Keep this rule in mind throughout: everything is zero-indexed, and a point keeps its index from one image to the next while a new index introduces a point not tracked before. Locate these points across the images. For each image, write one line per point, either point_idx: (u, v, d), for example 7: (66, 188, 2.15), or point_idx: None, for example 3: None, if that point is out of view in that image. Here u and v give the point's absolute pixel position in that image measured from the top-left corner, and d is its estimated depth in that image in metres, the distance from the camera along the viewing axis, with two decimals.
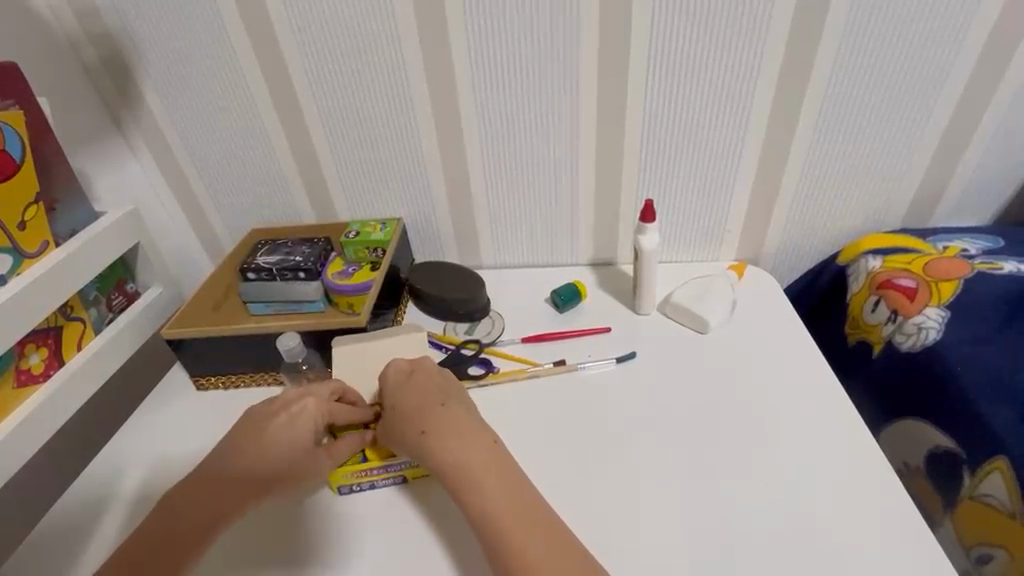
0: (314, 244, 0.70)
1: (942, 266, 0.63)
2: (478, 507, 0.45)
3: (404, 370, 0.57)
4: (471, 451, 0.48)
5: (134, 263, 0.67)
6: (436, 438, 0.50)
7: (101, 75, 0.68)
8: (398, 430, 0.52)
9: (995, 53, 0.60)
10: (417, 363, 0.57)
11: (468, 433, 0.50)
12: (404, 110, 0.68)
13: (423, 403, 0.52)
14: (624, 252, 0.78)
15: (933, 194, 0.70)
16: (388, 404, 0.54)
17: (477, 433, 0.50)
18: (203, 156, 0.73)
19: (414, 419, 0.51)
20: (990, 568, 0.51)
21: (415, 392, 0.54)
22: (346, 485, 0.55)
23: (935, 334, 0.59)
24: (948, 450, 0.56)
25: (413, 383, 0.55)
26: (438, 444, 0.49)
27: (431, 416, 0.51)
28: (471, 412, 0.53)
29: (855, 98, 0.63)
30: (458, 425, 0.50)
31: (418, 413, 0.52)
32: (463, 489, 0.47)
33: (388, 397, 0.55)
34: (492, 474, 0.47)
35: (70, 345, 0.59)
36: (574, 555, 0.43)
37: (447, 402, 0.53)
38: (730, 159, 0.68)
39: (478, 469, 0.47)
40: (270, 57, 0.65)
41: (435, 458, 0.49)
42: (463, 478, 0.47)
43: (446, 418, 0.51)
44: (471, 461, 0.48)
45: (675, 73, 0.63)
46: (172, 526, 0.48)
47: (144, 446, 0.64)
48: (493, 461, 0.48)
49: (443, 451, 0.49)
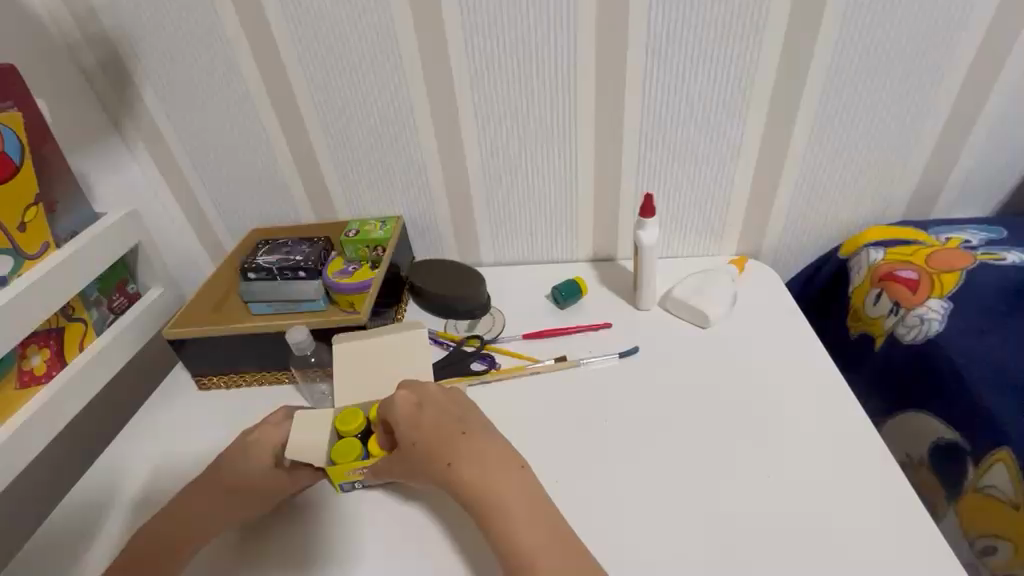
0: (314, 244, 0.70)
1: (944, 257, 0.62)
2: (507, 539, 0.44)
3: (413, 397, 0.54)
4: (499, 479, 0.47)
5: (135, 264, 0.67)
6: (463, 468, 0.48)
7: (99, 77, 0.68)
8: (420, 462, 0.50)
9: (995, 43, 0.60)
10: (423, 390, 0.54)
11: (494, 459, 0.48)
12: (403, 109, 0.68)
13: (443, 433, 0.50)
14: (623, 248, 0.78)
15: (934, 186, 0.70)
16: (404, 436, 0.51)
17: (502, 459, 0.49)
18: (203, 159, 0.73)
19: (437, 449, 0.49)
20: (994, 560, 0.51)
21: (432, 421, 0.51)
22: (347, 482, 0.55)
23: (937, 325, 0.58)
24: (953, 442, 0.56)
25: (427, 411, 0.52)
26: (465, 476, 0.48)
27: (455, 446, 0.49)
28: (492, 436, 0.51)
29: (856, 90, 0.63)
30: (483, 454, 0.49)
31: (438, 444, 0.50)
32: (493, 522, 0.45)
33: (402, 429, 0.52)
34: (521, 503, 0.46)
35: (72, 346, 0.59)
36: (575, 555, 0.43)
37: (467, 428, 0.51)
38: (729, 153, 0.68)
39: (508, 497, 0.46)
40: (267, 58, 0.65)
41: (462, 490, 0.47)
42: (491, 509, 0.46)
43: (470, 446, 0.49)
44: (499, 489, 0.46)
45: (673, 68, 0.63)
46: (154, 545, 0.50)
47: (147, 446, 0.64)
48: (521, 488, 0.47)
49: (471, 483, 0.47)
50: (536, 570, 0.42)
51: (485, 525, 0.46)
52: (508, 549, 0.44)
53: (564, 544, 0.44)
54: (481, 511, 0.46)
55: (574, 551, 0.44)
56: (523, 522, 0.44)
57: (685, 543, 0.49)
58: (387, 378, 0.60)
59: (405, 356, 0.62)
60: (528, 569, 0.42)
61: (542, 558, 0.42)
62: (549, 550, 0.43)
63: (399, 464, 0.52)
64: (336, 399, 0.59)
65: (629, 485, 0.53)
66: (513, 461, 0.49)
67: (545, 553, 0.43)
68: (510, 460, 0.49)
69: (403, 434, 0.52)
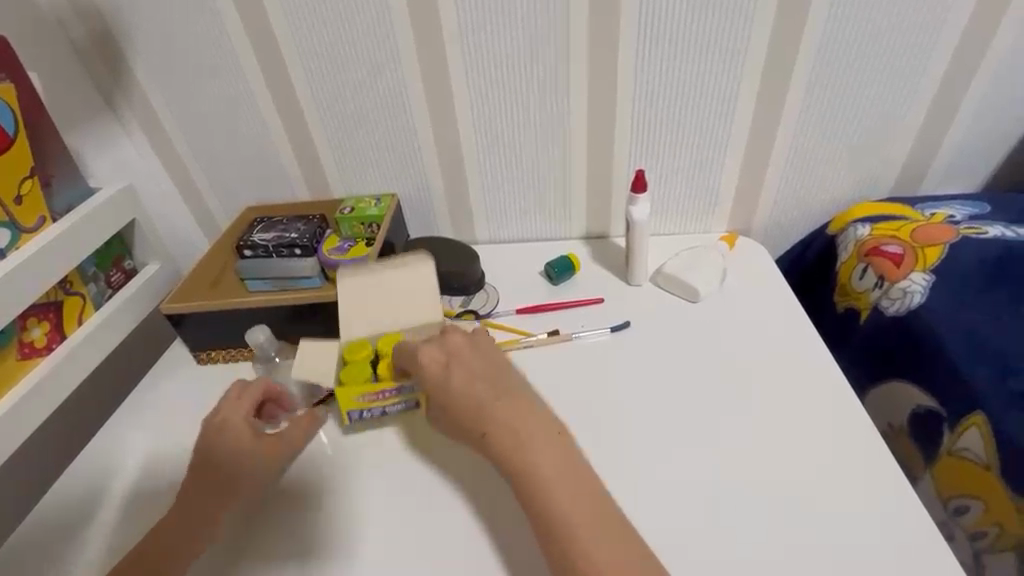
0: (309, 222, 0.70)
1: (928, 231, 0.63)
2: (544, 514, 0.44)
3: (441, 358, 0.54)
4: (534, 450, 0.46)
5: (131, 240, 0.68)
6: (500, 438, 0.48)
7: (90, 54, 0.67)
8: (458, 429, 0.51)
9: (984, 20, 0.60)
10: (449, 346, 0.55)
11: (529, 431, 0.48)
12: (396, 88, 0.68)
13: (475, 400, 0.50)
14: (616, 226, 0.79)
15: (922, 162, 0.71)
16: (437, 400, 0.52)
17: (537, 426, 0.48)
18: (198, 139, 0.73)
19: (472, 420, 0.50)
20: (965, 518, 0.54)
21: (461, 386, 0.51)
22: (357, 411, 0.58)
23: (919, 297, 0.59)
24: (930, 410, 0.58)
25: (456, 375, 0.52)
26: (500, 447, 0.48)
27: (488, 415, 0.49)
28: (523, 401, 0.50)
29: (845, 70, 0.63)
30: (518, 423, 0.48)
31: (472, 414, 0.50)
32: (530, 493, 0.45)
33: (431, 390, 0.53)
34: (561, 477, 0.45)
35: (71, 319, 0.60)
36: (618, 529, 0.43)
37: (500, 395, 0.50)
38: (721, 130, 0.68)
39: (544, 466, 0.46)
40: (260, 35, 0.65)
41: (499, 459, 0.47)
42: (528, 480, 0.45)
43: (505, 415, 0.49)
44: (539, 464, 0.46)
45: (664, 46, 0.63)
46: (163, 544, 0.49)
47: (149, 419, 0.66)
48: (559, 458, 0.46)
49: (505, 454, 0.47)
50: (578, 544, 0.42)
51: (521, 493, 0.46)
52: (545, 522, 0.43)
53: (604, 520, 0.43)
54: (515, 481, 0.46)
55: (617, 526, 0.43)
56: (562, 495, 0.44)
57: (674, 516, 0.50)
58: (392, 312, 0.64)
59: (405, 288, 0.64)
60: (567, 548, 0.42)
61: (579, 534, 0.42)
62: (581, 524, 0.43)
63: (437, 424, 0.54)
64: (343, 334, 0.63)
65: (617, 453, 0.55)
66: (549, 428, 0.48)
67: (581, 526, 0.43)
68: (551, 430, 0.48)
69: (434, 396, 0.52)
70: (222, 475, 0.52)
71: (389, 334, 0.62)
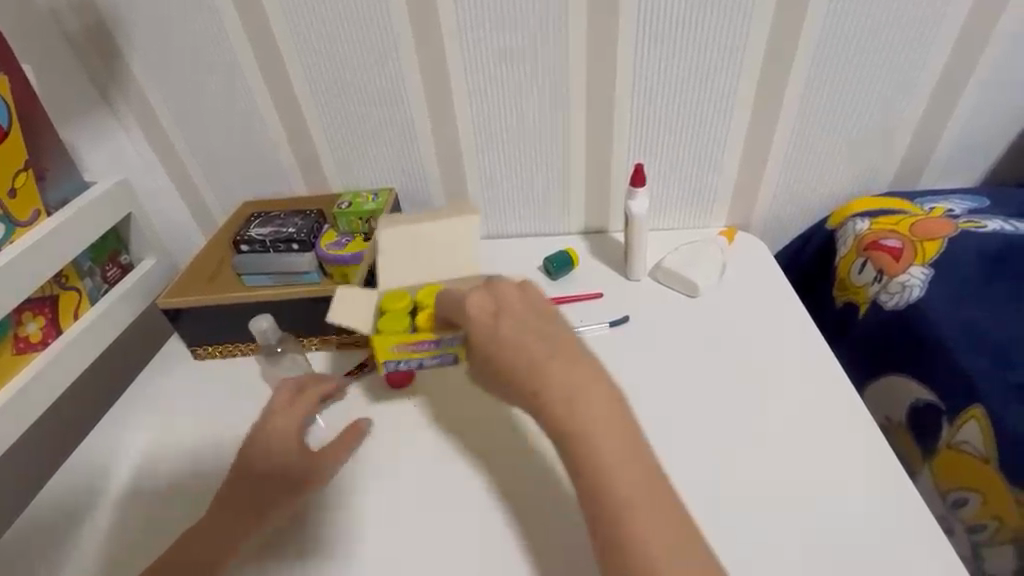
0: (306, 217, 0.70)
1: (927, 225, 0.63)
2: (599, 492, 0.38)
3: (489, 308, 0.47)
4: (591, 420, 0.40)
5: (127, 235, 0.67)
6: (553, 401, 0.41)
7: (84, 46, 0.66)
8: (503, 384, 0.45)
9: (984, 13, 0.60)
10: (494, 293, 0.49)
11: (584, 394, 0.41)
12: (394, 80, 0.67)
13: (528, 356, 0.43)
14: (615, 221, 0.79)
15: (921, 157, 0.71)
16: (481, 353, 0.46)
17: (592, 391, 0.42)
18: (194, 132, 0.72)
19: (521, 377, 0.43)
20: (964, 511, 0.54)
21: (509, 341, 0.45)
22: (393, 360, 0.57)
23: (918, 291, 0.59)
24: (929, 403, 0.57)
25: (505, 328, 0.46)
26: (553, 410, 0.41)
27: (541, 374, 0.42)
28: (583, 362, 0.43)
29: (846, 63, 0.63)
30: (578, 387, 0.41)
31: (521, 372, 0.43)
32: (583, 464, 0.40)
33: (475, 341, 0.47)
34: (618, 454, 0.39)
35: (67, 314, 0.60)
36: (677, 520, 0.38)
37: (556, 352, 0.43)
38: (720, 124, 0.68)
39: (602, 440, 0.39)
40: (256, 26, 0.64)
41: (551, 422, 0.41)
42: (583, 450, 0.40)
43: (561, 375, 0.42)
44: (597, 438, 0.39)
45: (665, 38, 0.62)
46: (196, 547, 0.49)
47: (146, 416, 0.66)
48: (621, 432, 0.40)
49: (558, 418, 0.41)
50: (633, 529, 0.37)
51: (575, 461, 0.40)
52: (599, 499, 0.38)
53: (663, 509, 0.38)
54: (566, 449, 0.41)
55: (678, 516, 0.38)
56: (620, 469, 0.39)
57: None
58: (432, 266, 0.64)
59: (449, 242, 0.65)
60: (621, 531, 0.37)
61: (636, 518, 0.37)
62: (639, 508, 0.38)
63: (479, 379, 0.48)
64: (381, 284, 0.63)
65: None
66: (610, 397, 0.41)
67: (639, 511, 0.37)
68: (613, 399, 0.41)
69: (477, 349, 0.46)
70: (264, 488, 0.50)
71: (427, 286, 0.61)
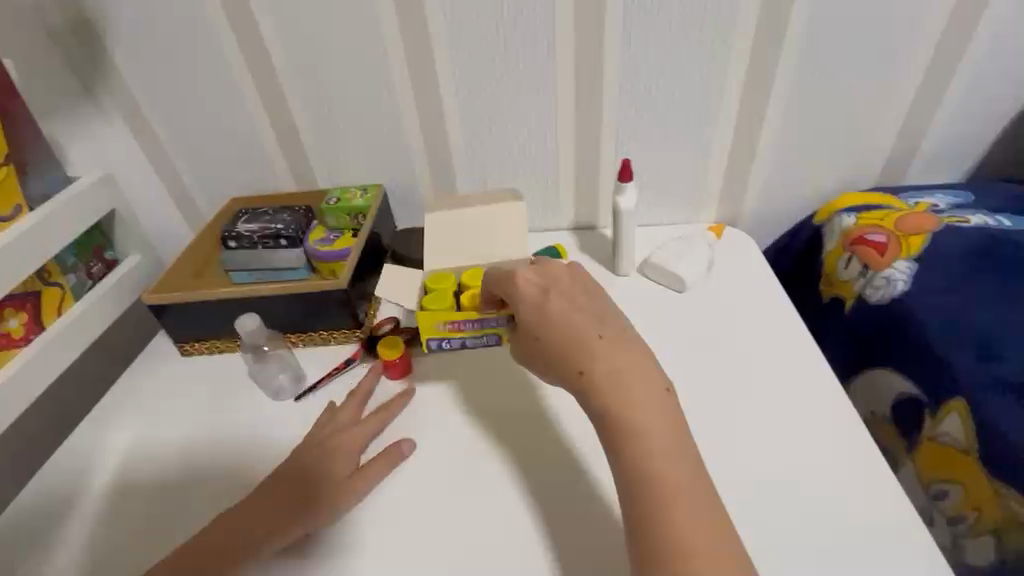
0: (295, 213, 0.70)
1: (913, 220, 0.63)
2: (637, 461, 0.43)
3: (538, 287, 0.53)
4: (635, 399, 0.45)
5: (112, 230, 0.67)
6: (598, 377, 0.46)
7: (67, 40, 0.66)
8: (550, 362, 0.50)
9: (967, 8, 0.60)
10: (552, 277, 0.53)
11: (631, 377, 0.46)
12: (382, 75, 0.67)
13: (575, 338, 0.48)
14: (604, 216, 0.79)
15: (907, 152, 0.71)
16: (532, 331, 0.51)
17: (643, 377, 0.46)
18: (181, 127, 0.72)
19: (569, 355, 0.48)
20: (945, 504, 0.54)
21: (558, 322, 0.50)
22: (436, 338, 0.61)
23: (902, 285, 0.60)
24: (913, 396, 0.58)
25: (554, 309, 0.50)
26: (598, 386, 0.46)
27: (589, 353, 0.47)
28: (625, 344, 0.48)
29: (833, 58, 0.63)
30: (623, 366, 0.46)
31: (569, 351, 0.48)
32: (624, 436, 0.44)
33: (525, 320, 0.52)
34: (659, 433, 0.44)
35: (50, 310, 0.59)
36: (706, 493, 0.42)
37: (603, 332, 0.49)
38: (708, 119, 0.68)
39: (644, 416, 0.44)
40: (242, 21, 0.64)
41: (595, 397, 0.46)
42: (623, 423, 0.44)
43: (607, 354, 0.47)
44: (640, 414, 0.44)
45: (653, 33, 0.62)
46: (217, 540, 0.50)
47: (131, 412, 0.66)
48: (661, 412, 0.45)
49: (604, 393, 0.46)
50: (670, 497, 0.41)
51: (611, 434, 0.45)
52: (637, 469, 0.43)
53: (695, 480, 0.42)
54: (609, 423, 0.45)
55: (706, 501, 0.42)
56: (657, 453, 0.43)
57: None
58: (477, 249, 0.66)
59: (491, 228, 0.68)
60: (655, 497, 0.42)
61: (670, 486, 0.42)
62: (673, 479, 0.42)
63: (526, 357, 0.53)
64: (427, 267, 0.65)
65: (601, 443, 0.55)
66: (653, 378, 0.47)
67: (675, 480, 0.42)
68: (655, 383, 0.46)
69: (527, 328, 0.51)
70: (303, 491, 0.52)
71: (473, 269, 0.63)
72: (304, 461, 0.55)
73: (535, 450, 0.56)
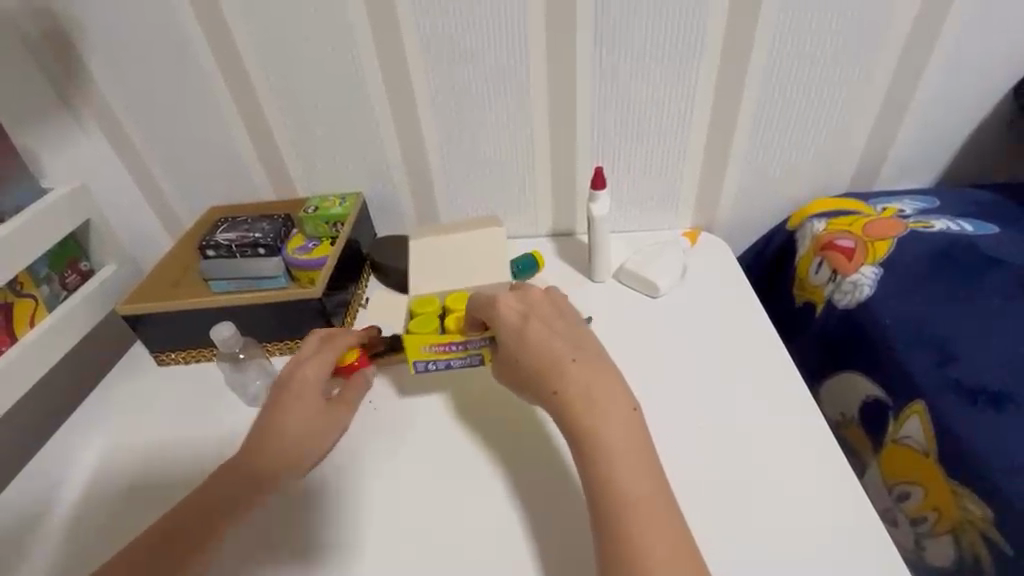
0: (274, 221, 0.70)
1: (878, 226, 0.65)
2: (601, 476, 0.44)
3: (517, 309, 0.54)
4: (603, 416, 0.46)
5: (88, 241, 0.67)
6: (569, 399, 0.47)
7: (42, 50, 0.66)
8: (529, 384, 0.51)
9: (928, 18, 0.62)
10: (531, 302, 0.54)
11: (600, 394, 0.47)
12: (358, 83, 0.68)
13: (552, 359, 0.49)
14: (581, 223, 0.79)
15: (876, 157, 0.72)
16: (510, 352, 0.52)
17: (615, 395, 0.47)
18: (159, 136, 0.72)
19: (542, 378, 0.49)
20: (908, 504, 0.55)
21: (535, 344, 0.50)
22: (423, 361, 0.59)
23: (868, 290, 0.61)
24: (877, 400, 0.59)
25: (532, 330, 0.51)
26: (569, 407, 0.47)
27: (563, 375, 0.48)
28: (600, 366, 0.49)
29: (800, 65, 0.64)
30: (593, 385, 0.47)
31: (545, 373, 0.49)
32: (590, 454, 0.45)
33: (506, 342, 0.52)
34: (626, 455, 0.44)
35: (23, 321, 0.60)
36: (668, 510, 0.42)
37: (576, 355, 0.49)
38: (681, 126, 0.69)
39: (612, 436, 0.45)
40: (218, 32, 0.64)
41: (567, 418, 0.47)
42: (591, 442, 0.45)
43: (578, 376, 0.48)
44: (609, 435, 0.45)
45: (623, 41, 0.63)
46: (213, 504, 0.50)
47: (105, 421, 0.66)
48: (629, 431, 0.45)
49: (573, 412, 0.47)
50: (634, 514, 0.42)
51: (580, 454, 0.45)
52: (604, 487, 0.43)
53: (657, 497, 0.43)
54: (576, 443, 0.46)
55: (672, 514, 0.42)
56: (622, 468, 0.43)
57: None
58: (461, 275, 0.67)
59: (476, 255, 0.69)
60: (617, 513, 0.42)
61: (630, 502, 0.42)
62: (639, 496, 0.42)
63: (507, 377, 0.54)
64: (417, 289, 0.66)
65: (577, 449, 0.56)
66: (625, 402, 0.47)
67: (638, 498, 0.42)
68: (624, 405, 0.47)
69: (507, 352, 0.52)
70: (302, 437, 0.54)
71: (458, 294, 0.63)
72: (288, 404, 0.55)
73: (534, 456, 0.56)
